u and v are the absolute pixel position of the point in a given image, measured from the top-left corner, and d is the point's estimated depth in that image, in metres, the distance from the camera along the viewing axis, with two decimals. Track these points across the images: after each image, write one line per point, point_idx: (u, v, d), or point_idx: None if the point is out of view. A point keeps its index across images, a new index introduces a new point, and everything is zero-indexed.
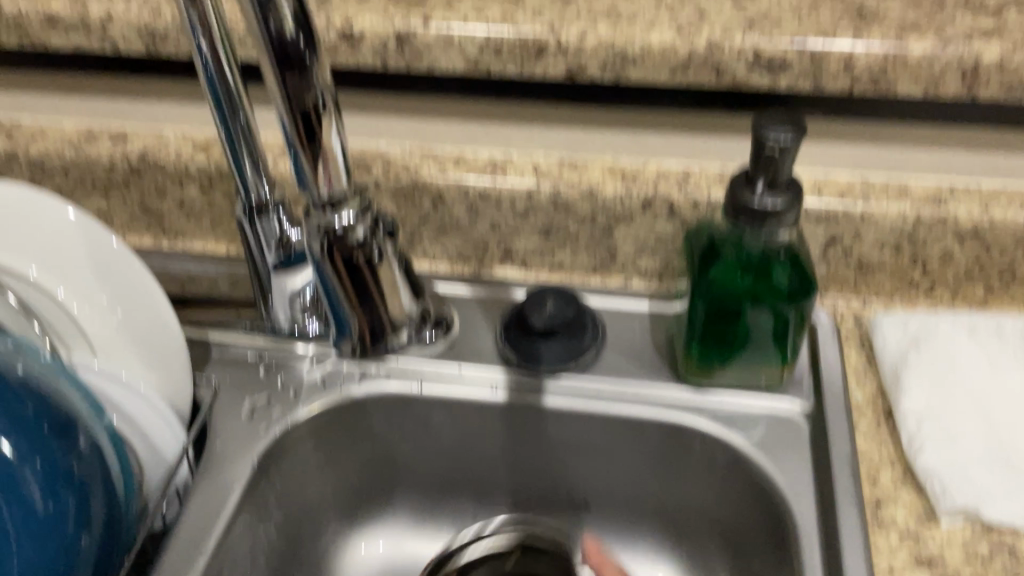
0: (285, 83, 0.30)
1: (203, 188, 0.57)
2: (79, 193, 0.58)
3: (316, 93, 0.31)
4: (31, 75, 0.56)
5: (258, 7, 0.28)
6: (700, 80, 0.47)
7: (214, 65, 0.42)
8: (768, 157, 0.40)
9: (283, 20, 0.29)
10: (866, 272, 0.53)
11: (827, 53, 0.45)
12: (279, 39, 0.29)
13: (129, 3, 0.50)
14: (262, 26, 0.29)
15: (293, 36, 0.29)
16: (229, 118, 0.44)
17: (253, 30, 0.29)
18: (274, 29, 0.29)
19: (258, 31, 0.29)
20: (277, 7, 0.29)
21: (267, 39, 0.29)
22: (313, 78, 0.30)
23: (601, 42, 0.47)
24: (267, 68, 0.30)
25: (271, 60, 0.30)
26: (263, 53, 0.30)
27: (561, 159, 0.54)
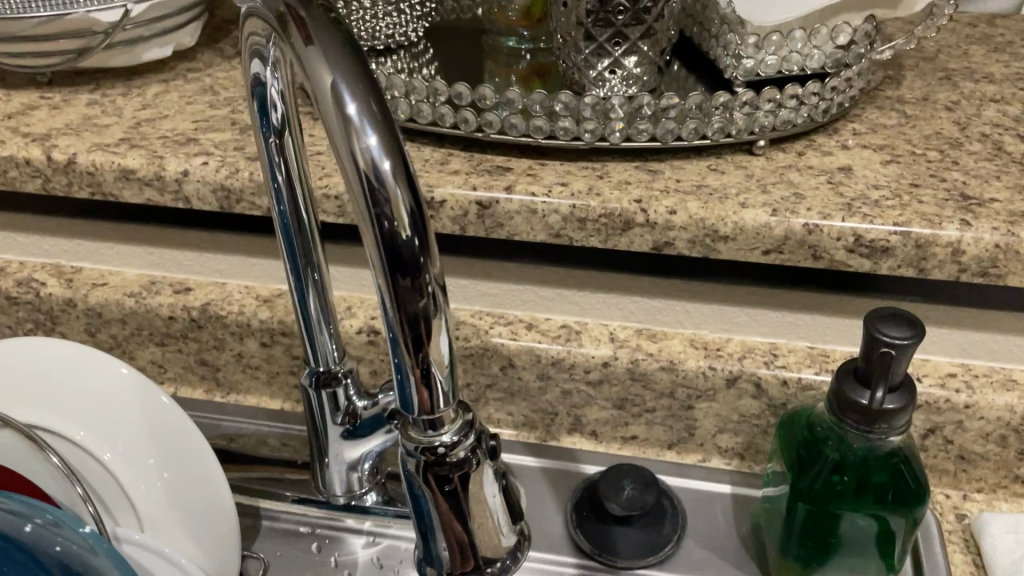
0: (394, 287, 0.27)
1: (262, 343, 0.54)
2: (134, 342, 0.57)
3: (427, 299, 0.27)
4: (99, 224, 0.55)
5: (373, 204, 0.26)
6: (796, 260, 0.45)
7: (294, 233, 0.40)
8: (881, 358, 0.37)
9: (397, 218, 0.26)
10: (968, 462, 0.49)
11: (934, 239, 0.43)
12: (393, 239, 0.26)
13: (205, 161, 0.49)
14: (376, 225, 0.26)
15: (408, 236, 0.26)
16: (304, 285, 0.42)
17: (367, 231, 0.26)
18: (388, 227, 0.26)
19: (371, 231, 0.26)
20: (392, 204, 0.26)
21: (381, 240, 0.26)
22: (426, 283, 0.27)
23: (691, 218, 0.45)
24: (377, 272, 0.27)
25: (382, 262, 0.27)
26: (375, 257, 0.27)
27: (639, 327, 0.51)
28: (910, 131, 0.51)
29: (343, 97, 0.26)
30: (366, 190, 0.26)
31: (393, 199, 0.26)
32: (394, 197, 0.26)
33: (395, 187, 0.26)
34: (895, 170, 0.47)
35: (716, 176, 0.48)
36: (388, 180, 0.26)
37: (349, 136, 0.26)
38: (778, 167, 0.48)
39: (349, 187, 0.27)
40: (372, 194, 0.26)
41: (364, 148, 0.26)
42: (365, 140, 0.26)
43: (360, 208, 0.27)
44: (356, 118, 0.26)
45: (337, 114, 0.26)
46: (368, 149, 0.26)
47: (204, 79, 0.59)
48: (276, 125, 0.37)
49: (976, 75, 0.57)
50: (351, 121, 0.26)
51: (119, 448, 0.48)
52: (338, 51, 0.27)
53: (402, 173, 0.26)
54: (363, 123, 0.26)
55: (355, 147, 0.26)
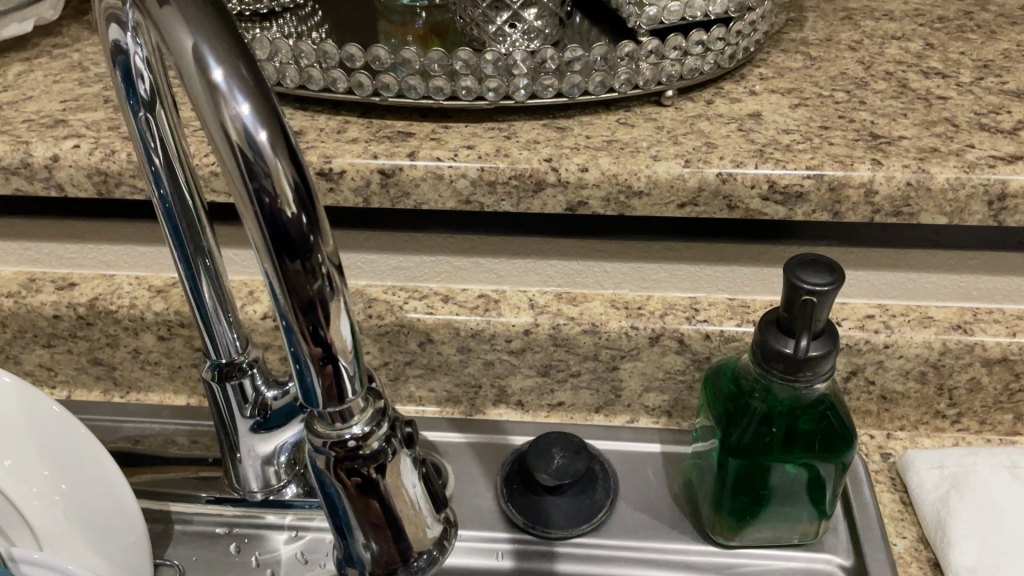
0: (282, 271, 0.24)
1: (160, 336, 0.51)
2: (18, 346, 0.52)
3: (322, 279, 0.25)
4: None
5: (250, 179, 0.23)
6: (712, 212, 0.44)
7: (178, 215, 0.37)
8: (803, 305, 0.36)
9: (279, 193, 0.24)
10: (890, 401, 0.49)
11: (846, 181, 0.42)
12: (276, 218, 0.24)
13: (76, 143, 0.45)
14: (256, 204, 0.24)
15: (294, 214, 0.24)
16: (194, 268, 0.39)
17: (247, 208, 0.24)
18: (269, 204, 0.24)
19: (249, 210, 0.24)
20: (273, 178, 0.23)
21: (262, 220, 0.24)
22: (318, 262, 0.24)
23: (604, 174, 0.43)
24: (262, 254, 0.24)
25: (267, 244, 0.24)
26: (258, 239, 0.24)
27: (559, 292, 0.50)
28: (817, 73, 0.50)
29: (206, 62, 0.23)
30: (241, 164, 0.23)
31: (273, 171, 0.23)
32: (273, 169, 0.23)
33: (274, 159, 0.23)
34: (805, 113, 0.47)
35: (626, 129, 0.46)
36: (264, 151, 0.23)
37: (217, 104, 0.23)
38: (688, 116, 0.47)
39: (222, 164, 0.24)
40: (249, 168, 0.23)
41: (234, 117, 0.23)
42: (235, 108, 0.23)
43: (236, 185, 0.24)
44: (223, 85, 0.23)
45: (201, 80, 0.23)
46: (239, 118, 0.23)
47: (71, 55, 0.54)
48: (145, 97, 0.33)
49: (877, 13, 0.57)
50: (217, 88, 0.23)
51: (8, 465, 0.45)
52: (198, 11, 0.24)
53: (281, 141, 0.24)
54: (232, 89, 0.23)
55: (224, 115, 0.23)
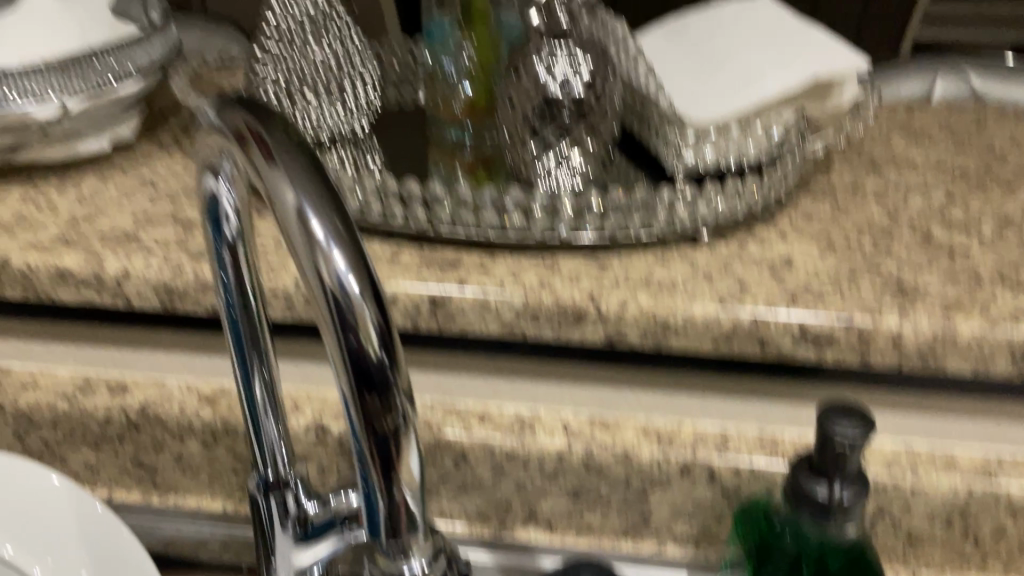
0: (362, 405, 0.26)
1: (204, 443, 0.53)
2: (66, 446, 0.54)
3: (396, 414, 0.27)
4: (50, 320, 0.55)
5: (340, 321, 0.26)
6: (746, 351, 0.46)
7: (246, 335, 0.40)
8: (837, 452, 0.38)
9: (365, 336, 0.26)
10: (916, 544, 0.50)
11: (874, 330, 0.44)
12: (361, 358, 0.26)
13: (147, 261, 0.48)
14: (344, 344, 0.26)
15: (377, 354, 0.26)
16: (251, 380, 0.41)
17: (335, 349, 0.26)
18: (355, 344, 0.26)
19: (338, 349, 0.26)
20: (360, 322, 0.26)
21: (349, 360, 0.26)
22: (394, 398, 0.27)
23: (643, 312, 0.46)
24: (345, 389, 0.27)
25: (350, 380, 0.26)
26: (343, 374, 0.27)
27: (591, 417, 0.51)
28: (845, 220, 0.53)
29: (306, 216, 0.26)
30: (333, 308, 0.26)
31: (361, 316, 0.26)
32: (361, 313, 0.26)
33: (362, 305, 0.26)
34: (834, 260, 0.49)
35: (663, 268, 0.49)
36: (355, 297, 0.26)
37: (314, 255, 0.26)
38: (723, 258, 0.50)
39: (316, 305, 0.27)
40: (339, 312, 0.26)
41: (330, 265, 0.26)
42: (330, 257, 0.26)
43: (328, 325, 0.27)
44: (322, 237, 0.26)
45: (302, 231, 0.26)
46: (334, 266, 0.26)
47: (143, 172, 0.58)
48: (229, 239, 0.36)
49: (900, 163, 0.60)
50: (316, 240, 0.26)
51: (48, 561, 0.46)
52: (302, 172, 0.27)
53: (369, 288, 0.26)
54: (329, 241, 0.26)
55: (320, 264, 0.26)
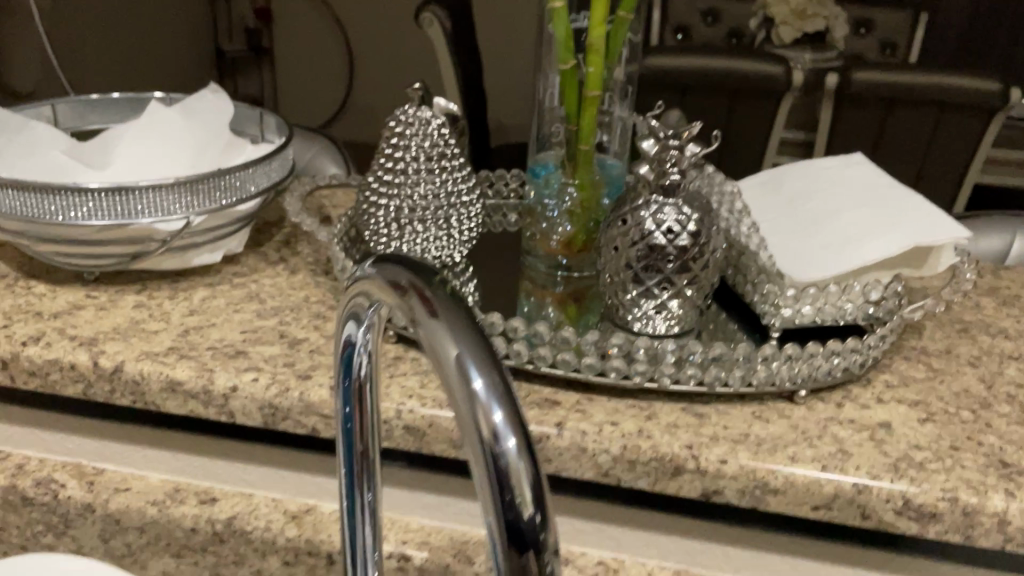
0: (512, 566, 0.27)
1: (285, 562, 0.52)
2: (150, 552, 0.54)
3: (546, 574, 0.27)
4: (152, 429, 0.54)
5: (497, 482, 0.27)
6: (845, 517, 0.45)
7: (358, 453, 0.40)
8: None
9: (521, 495, 0.27)
10: None
11: (980, 507, 0.43)
12: (515, 520, 0.27)
13: (255, 376, 0.50)
14: (499, 504, 0.27)
15: (530, 515, 0.27)
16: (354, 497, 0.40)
17: (489, 504, 0.27)
18: (510, 503, 0.27)
19: (492, 508, 0.27)
20: (516, 481, 0.27)
21: (503, 519, 0.27)
22: (544, 559, 0.27)
23: (742, 468, 0.45)
24: (496, 549, 0.27)
25: (501, 537, 0.27)
26: (493, 530, 0.27)
27: (677, 569, 0.51)
28: (940, 386, 0.53)
29: (469, 373, 0.27)
30: (491, 467, 0.27)
31: (518, 475, 0.27)
32: (518, 475, 0.27)
33: (519, 464, 0.27)
34: (933, 429, 0.49)
35: (761, 423, 0.49)
36: (513, 458, 0.27)
37: (475, 412, 0.27)
38: (821, 417, 0.50)
39: (471, 460, 0.28)
40: (496, 469, 0.27)
41: (490, 425, 0.26)
42: (492, 416, 0.27)
43: (483, 483, 0.27)
44: (483, 394, 0.27)
45: (463, 387, 0.27)
46: (494, 424, 0.27)
47: (250, 284, 0.60)
48: (359, 378, 0.38)
49: (991, 329, 0.60)
50: (477, 398, 0.27)
51: None
52: (463, 327, 0.28)
53: (525, 447, 0.27)
54: (490, 399, 0.27)
55: (480, 422, 0.27)
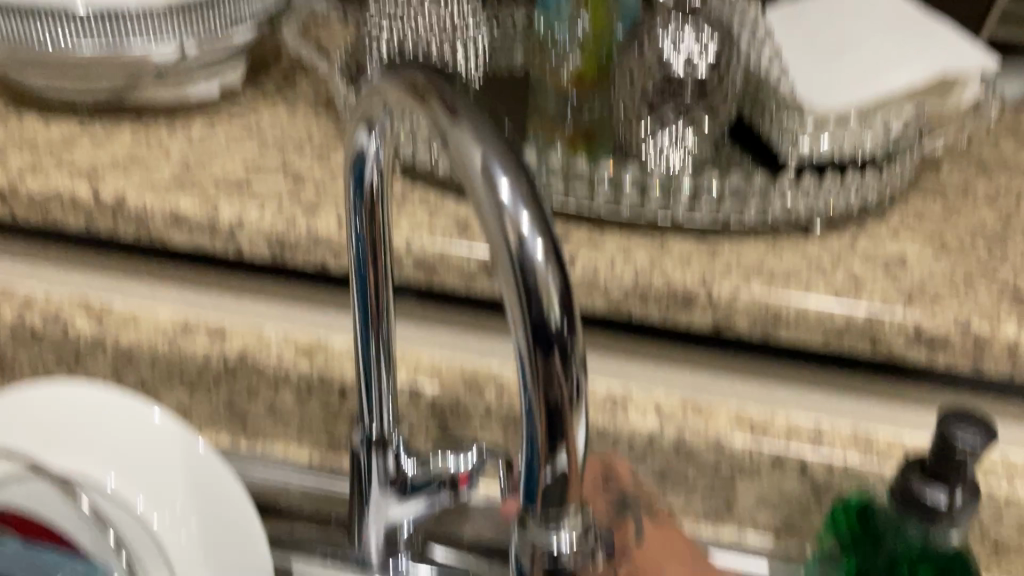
0: (538, 369, 0.27)
1: (299, 396, 0.53)
2: (163, 386, 0.55)
3: (571, 379, 0.28)
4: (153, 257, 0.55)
5: (523, 286, 0.27)
6: (854, 348, 0.45)
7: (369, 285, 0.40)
8: (956, 456, 0.38)
9: (548, 300, 0.27)
10: (1004, 556, 0.49)
11: (991, 337, 0.44)
12: (541, 323, 0.27)
13: (260, 210, 0.49)
14: (526, 308, 0.27)
15: (557, 320, 0.27)
16: (372, 324, 0.41)
17: (515, 309, 0.27)
18: (536, 307, 0.27)
19: (517, 312, 0.27)
20: (543, 286, 0.27)
21: (530, 324, 0.27)
22: (570, 364, 0.27)
23: (755, 300, 0.45)
24: (523, 353, 0.28)
25: (528, 341, 0.27)
26: (520, 335, 0.28)
27: (685, 400, 0.52)
28: (956, 221, 0.52)
29: (493, 175, 0.27)
30: (517, 272, 0.27)
31: (545, 280, 0.27)
32: (544, 279, 0.27)
33: (546, 268, 0.27)
34: (948, 262, 0.48)
35: (775, 256, 0.48)
36: (539, 262, 0.26)
37: (501, 216, 0.27)
38: (835, 251, 0.49)
39: (497, 267, 0.28)
40: (523, 274, 0.27)
41: (517, 229, 0.26)
42: (518, 220, 0.26)
43: (510, 288, 0.27)
44: (509, 198, 0.27)
45: (489, 192, 0.27)
46: (521, 228, 0.26)
47: (250, 120, 0.58)
48: (368, 193, 0.37)
49: (1011, 166, 0.59)
50: (503, 202, 0.27)
51: (151, 496, 0.48)
52: (488, 132, 0.28)
53: (552, 252, 0.27)
54: (517, 203, 0.27)
55: (507, 226, 0.26)
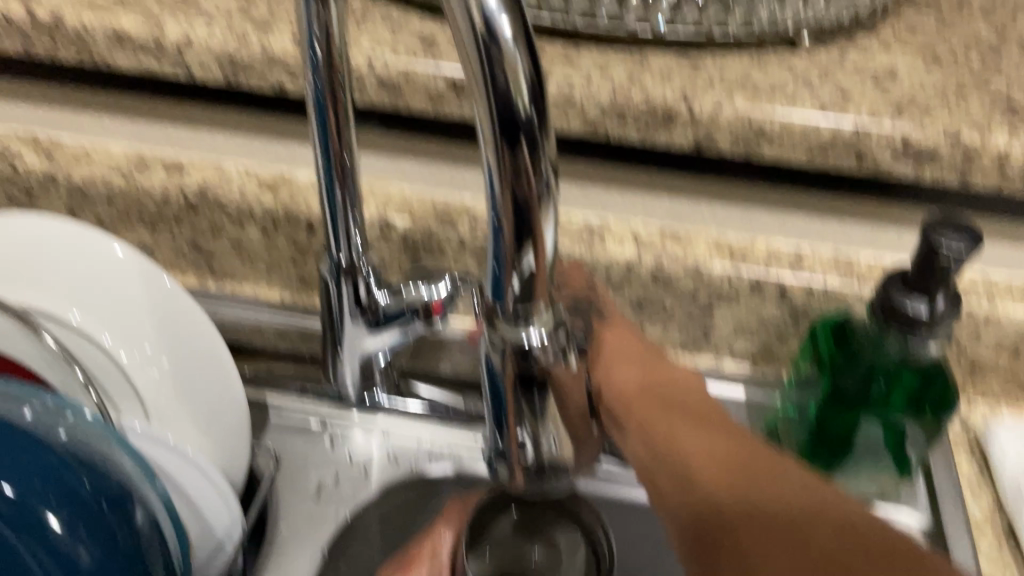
0: (505, 164, 0.25)
1: (264, 231, 0.51)
2: (122, 226, 0.53)
3: (540, 176, 0.25)
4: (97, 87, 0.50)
5: (487, 72, 0.24)
6: (840, 164, 0.44)
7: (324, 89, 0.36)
8: (940, 264, 0.37)
9: (516, 88, 0.24)
10: (979, 375, 0.50)
11: (982, 148, 0.42)
12: (508, 114, 0.24)
13: (210, 28, 0.45)
14: (490, 97, 0.24)
15: (525, 110, 0.24)
16: (334, 144, 0.38)
17: (480, 98, 0.24)
18: (502, 96, 0.24)
19: (482, 101, 0.25)
20: (510, 72, 0.24)
21: (496, 114, 0.24)
22: (539, 159, 0.25)
23: (737, 115, 0.43)
24: (488, 147, 0.25)
25: (494, 134, 0.25)
26: (486, 127, 0.25)
27: (663, 228, 0.50)
28: (950, 34, 0.50)
29: None
30: (481, 55, 0.24)
31: (512, 64, 0.24)
32: (512, 63, 0.24)
33: (513, 51, 0.24)
34: (940, 75, 0.46)
35: (760, 70, 0.46)
36: (505, 44, 0.23)
37: None
38: (822, 65, 0.47)
39: (459, 48, 0.25)
40: (488, 57, 0.24)
41: (480, 4, 0.23)
42: None
43: (473, 74, 0.24)
44: None
45: None
46: (484, 3, 0.23)
47: None
48: None
49: None
50: None
51: (117, 331, 0.46)
52: None
53: (521, 33, 0.24)
54: None
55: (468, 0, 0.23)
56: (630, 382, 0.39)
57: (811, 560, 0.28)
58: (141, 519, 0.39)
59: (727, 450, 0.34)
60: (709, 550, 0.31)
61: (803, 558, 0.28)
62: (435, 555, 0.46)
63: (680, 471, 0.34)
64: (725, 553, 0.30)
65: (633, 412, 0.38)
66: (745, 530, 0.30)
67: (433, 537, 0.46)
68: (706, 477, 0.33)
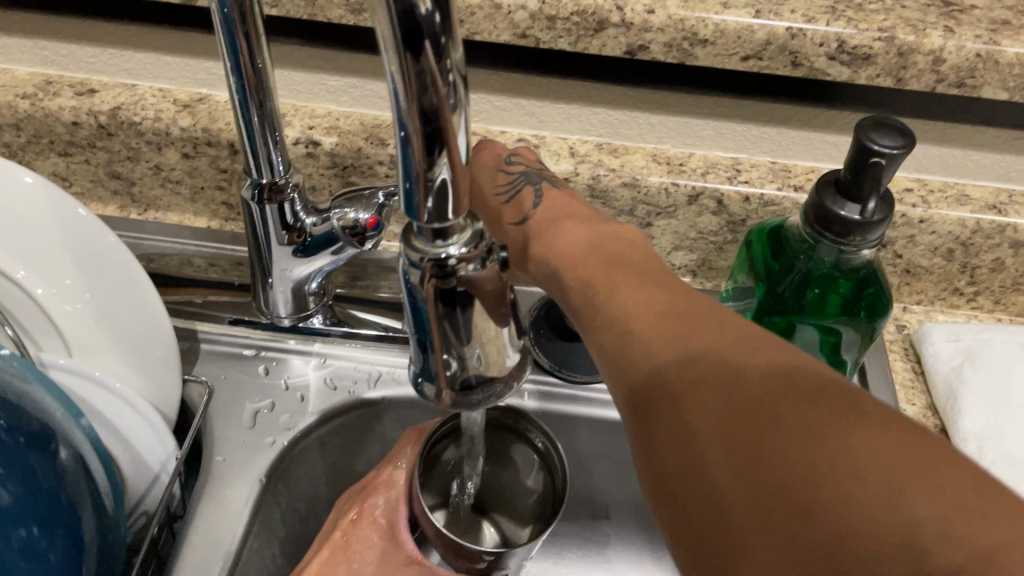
0: (410, 73, 0.23)
1: (185, 154, 0.49)
2: (33, 153, 0.50)
3: (449, 84, 0.23)
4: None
5: None
6: (774, 66, 0.43)
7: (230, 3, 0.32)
8: (871, 168, 0.36)
9: None
10: (912, 276, 0.50)
11: (917, 45, 0.41)
12: (411, 19, 0.21)
13: None
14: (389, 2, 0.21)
15: (428, 13, 0.21)
16: (246, 59, 0.35)
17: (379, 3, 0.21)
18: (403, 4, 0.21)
19: (381, 10, 0.21)
20: None
21: (396, 21, 0.21)
22: (446, 65, 0.23)
23: (671, 17, 0.41)
24: (388, 54, 0.23)
25: (397, 44, 0.22)
26: (386, 34, 0.22)
27: (600, 142, 0.49)
28: None
29: None
30: None
31: None
32: None
33: None
34: None
35: None
36: None
37: None
38: None
39: None
40: None
41: None
42: None
43: None
44: None
45: None
46: None
47: None
48: None
49: None
50: None
51: (32, 265, 0.44)
52: None
53: None
54: None
55: None
56: (574, 241, 0.38)
57: (745, 396, 0.25)
58: (65, 456, 0.37)
59: (665, 300, 0.31)
60: (639, 386, 0.28)
61: (735, 397, 0.25)
62: (390, 485, 0.45)
63: (615, 319, 0.31)
64: (653, 387, 0.27)
65: (570, 264, 0.37)
66: (674, 364, 0.27)
67: (387, 471, 0.46)
68: (640, 321, 0.30)
